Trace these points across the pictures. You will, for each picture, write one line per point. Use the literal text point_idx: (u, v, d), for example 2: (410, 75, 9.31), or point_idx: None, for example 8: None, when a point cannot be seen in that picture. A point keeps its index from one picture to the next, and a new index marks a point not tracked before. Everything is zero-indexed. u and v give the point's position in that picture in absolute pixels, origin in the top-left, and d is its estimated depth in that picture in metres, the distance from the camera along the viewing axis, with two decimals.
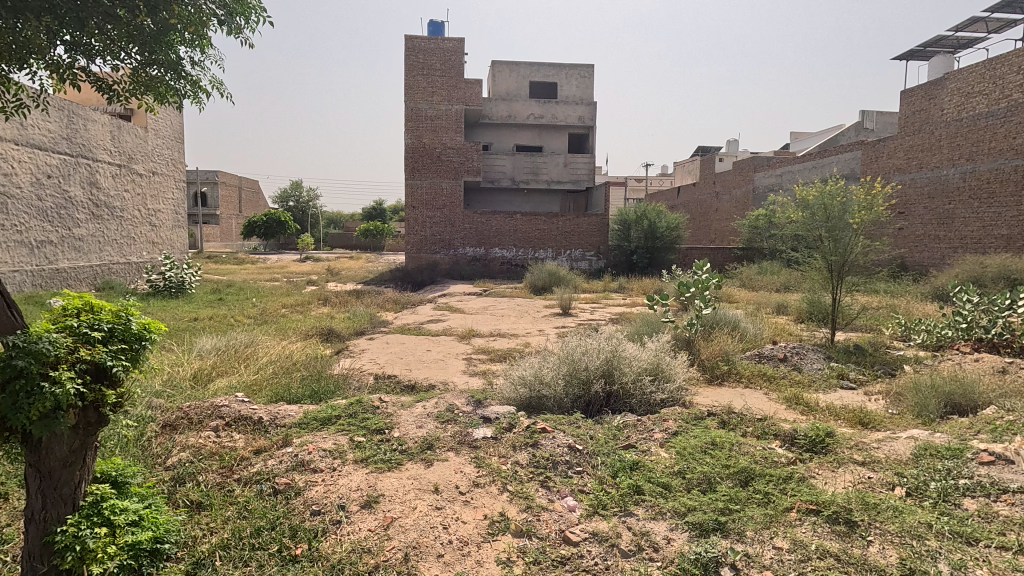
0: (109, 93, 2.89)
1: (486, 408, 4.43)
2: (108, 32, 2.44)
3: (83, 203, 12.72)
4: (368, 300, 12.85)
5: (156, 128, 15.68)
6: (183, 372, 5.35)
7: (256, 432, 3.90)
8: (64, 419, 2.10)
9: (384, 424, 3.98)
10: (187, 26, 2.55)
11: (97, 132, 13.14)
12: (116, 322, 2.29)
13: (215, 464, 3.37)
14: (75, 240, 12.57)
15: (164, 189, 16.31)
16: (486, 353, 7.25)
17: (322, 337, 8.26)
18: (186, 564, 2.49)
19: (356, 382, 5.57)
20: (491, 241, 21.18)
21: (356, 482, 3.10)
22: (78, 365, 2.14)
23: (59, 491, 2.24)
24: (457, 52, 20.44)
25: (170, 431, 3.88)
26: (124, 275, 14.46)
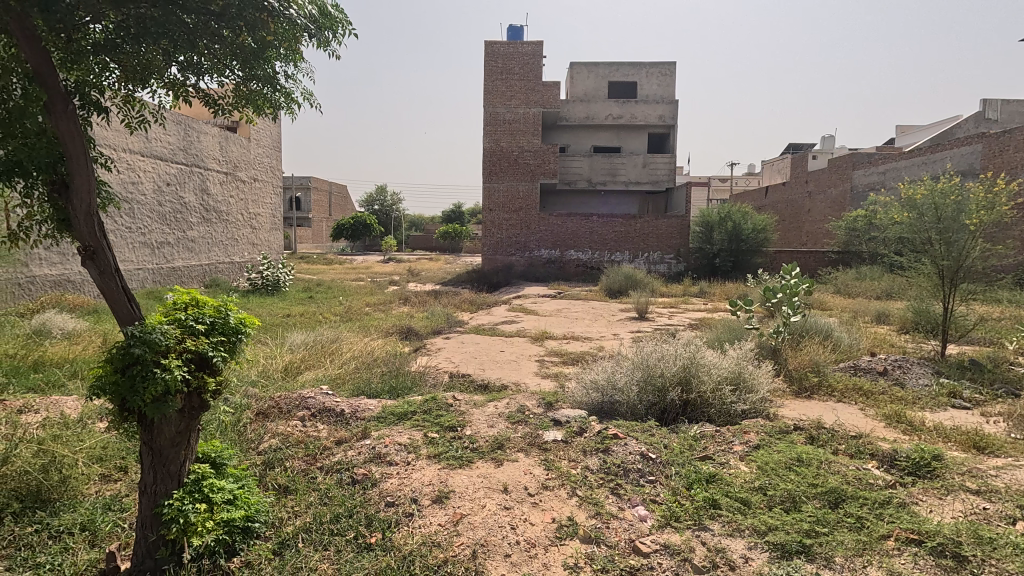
0: (216, 106, 3.14)
1: (557, 410, 4.42)
2: (216, 52, 2.66)
3: (195, 208, 14.06)
4: (445, 301, 13.21)
5: (257, 138, 17.02)
6: (276, 365, 5.75)
7: (338, 423, 4.14)
8: (171, 403, 2.32)
9: (456, 421, 4.07)
10: (285, 43, 2.75)
11: (208, 144, 14.46)
12: (217, 317, 2.52)
13: (301, 452, 3.60)
14: (189, 241, 13.92)
15: (264, 194, 17.66)
16: (560, 356, 7.22)
17: (401, 335, 8.59)
18: (273, 544, 2.67)
19: (431, 379, 5.76)
20: (567, 243, 21.11)
21: (428, 477, 3.19)
22: (184, 354, 2.36)
23: (168, 468, 2.48)
24: (535, 55, 20.57)
25: (263, 418, 4.19)
26: (228, 274, 15.80)
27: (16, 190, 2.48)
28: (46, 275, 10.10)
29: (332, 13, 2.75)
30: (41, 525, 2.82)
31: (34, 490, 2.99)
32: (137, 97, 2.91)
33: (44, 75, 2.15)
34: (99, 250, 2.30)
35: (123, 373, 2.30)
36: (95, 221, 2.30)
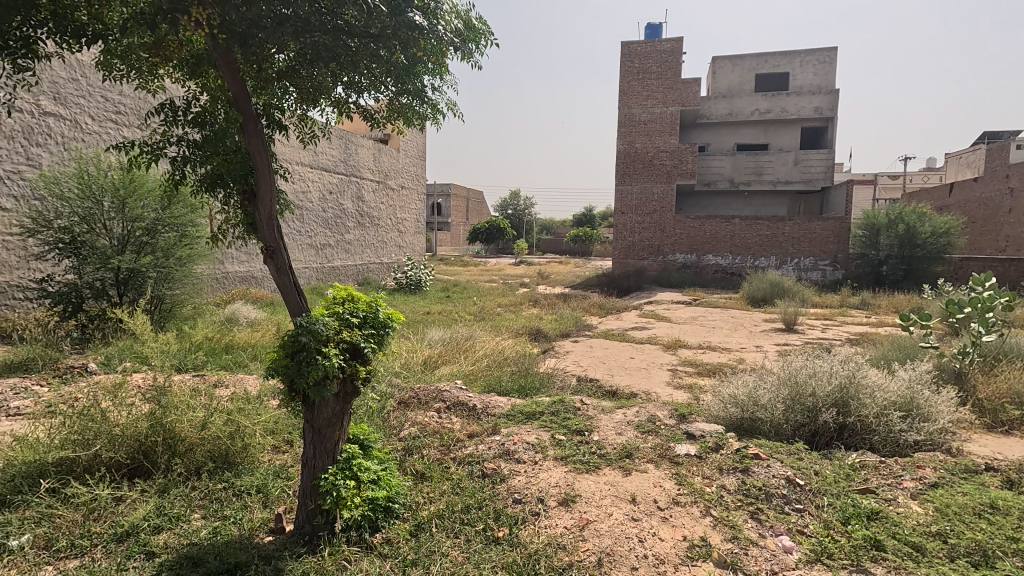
0: (373, 120, 3.44)
1: (691, 423, 4.19)
2: (374, 71, 2.89)
3: (352, 213, 15.64)
4: (574, 304, 13.23)
5: (405, 149, 18.48)
6: (416, 358, 6.19)
7: (470, 417, 4.34)
8: (329, 387, 2.60)
9: (584, 425, 4.05)
10: (433, 58, 2.92)
11: (364, 155, 16.02)
12: (369, 311, 2.78)
13: (436, 441, 3.82)
14: (346, 243, 15.52)
15: (409, 201, 19.12)
16: (694, 366, 6.86)
17: (531, 336, 8.77)
18: (411, 525, 2.87)
19: (560, 381, 5.79)
20: (704, 248, 20.01)
21: (555, 478, 3.21)
22: (341, 344, 2.64)
23: (324, 445, 2.77)
24: (675, 51, 19.80)
25: (404, 406, 4.53)
26: (377, 273, 17.36)
27: (218, 200, 2.92)
28: (236, 271, 11.92)
29: (476, 26, 2.91)
30: (229, 483, 3.33)
31: (224, 452, 3.53)
32: (309, 115, 3.29)
33: (241, 101, 2.49)
34: (277, 249, 2.64)
35: (292, 358, 2.62)
36: (275, 225, 2.64)
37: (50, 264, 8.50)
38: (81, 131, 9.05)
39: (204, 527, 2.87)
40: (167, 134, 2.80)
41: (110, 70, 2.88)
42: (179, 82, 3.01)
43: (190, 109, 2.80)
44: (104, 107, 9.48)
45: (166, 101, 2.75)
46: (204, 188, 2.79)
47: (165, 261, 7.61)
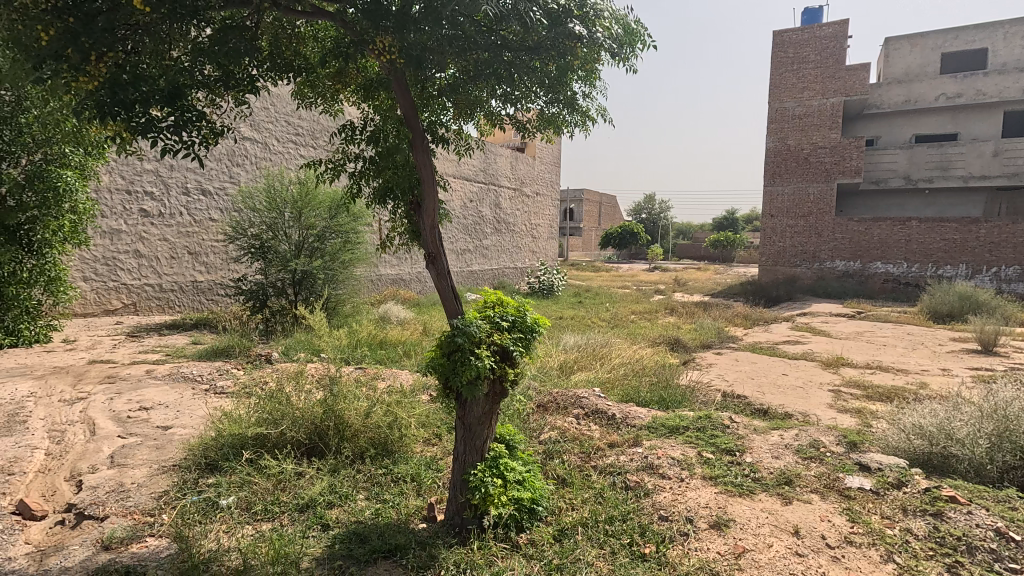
0: (524, 129, 3.54)
1: (863, 453, 3.71)
2: (530, 81, 2.97)
3: (489, 220, 16.31)
4: (716, 313, 12.45)
5: (541, 156, 18.87)
6: (553, 363, 6.26)
7: (610, 426, 4.27)
8: (480, 387, 2.72)
9: (734, 445, 3.78)
10: (589, 64, 2.93)
11: (502, 164, 16.65)
12: (517, 316, 2.87)
13: (576, 448, 3.82)
14: (484, 248, 16.23)
15: (544, 207, 19.47)
16: (862, 388, 6.08)
17: (669, 346, 8.42)
18: (554, 529, 2.89)
19: (703, 396, 5.48)
20: (871, 255, 17.74)
21: (705, 499, 3.04)
22: (492, 347, 2.75)
23: (474, 442, 2.90)
24: (838, 36, 17.85)
25: (543, 410, 4.59)
26: (512, 277, 17.89)
27: (387, 211, 3.20)
28: (388, 274, 13.05)
29: (634, 29, 2.87)
30: (388, 470, 3.62)
31: (383, 440, 3.86)
32: (465, 129, 3.48)
33: (410, 119, 2.70)
34: (437, 255, 2.81)
35: (447, 357, 2.77)
36: (437, 232, 2.83)
37: (244, 266, 10.01)
38: (270, 152, 10.54)
39: (367, 508, 3.16)
40: (347, 152, 3.12)
41: (303, 99, 3.30)
42: (355, 105, 3.35)
43: (365, 129, 3.10)
44: (287, 130, 10.91)
45: (347, 123, 3.07)
46: (376, 199, 3.07)
47: (332, 264, 8.54)
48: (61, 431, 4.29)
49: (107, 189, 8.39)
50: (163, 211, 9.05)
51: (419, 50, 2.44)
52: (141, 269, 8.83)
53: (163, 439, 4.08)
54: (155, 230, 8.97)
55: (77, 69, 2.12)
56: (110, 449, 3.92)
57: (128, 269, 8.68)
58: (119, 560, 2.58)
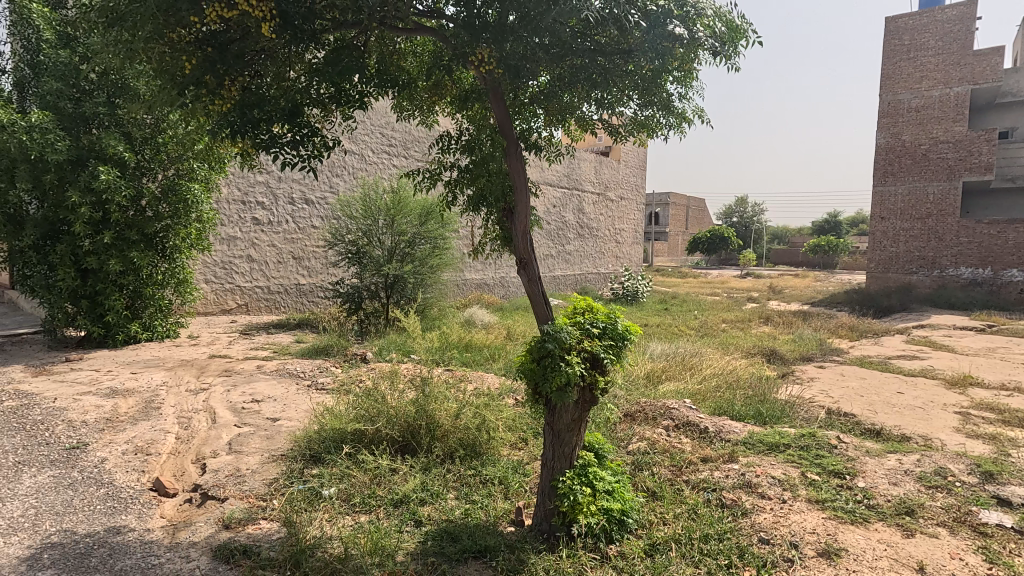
0: (617, 134, 3.49)
1: (1001, 486, 3.29)
2: (624, 85, 2.93)
3: (572, 225, 16.25)
4: (817, 323, 11.59)
5: (626, 160, 18.55)
6: (639, 372, 6.10)
7: (702, 439, 4.09)
8: (570, 394, 2.71)
9: (844, 467, 3.49)
10: (687, 65, 2.84)
11: (586, 169, 16.54)
12: (608, 323, 2.84)
13: (667, 460, 3.69)
14: (567, 253, 16.18)
15: (628, 212, 19.10)
16: (996, 411, 5.40)
17: (764, 357, 7.94)
18: (645, 543, 2.81)
19: (805, 412, 5.11)
20: (1005, 261, 15.78)
21: (811, 524, 2.83)
22: (582, 354, 2.73)
23: (563, 449, 2.89)
24: (964, 18, 16.08)
25: (631, 420, 4.48)
26: (595, 283, 17.69)
27: (479, 217, 3.28)
28: (472, 278, 13.36)
29: (737, 25, 2.76)
30: (476, 471, 3.69)
31: (472, 442, 3.94)
32: (556, 136, 3.49)
33: (504, 128, 2.76)
34: (529, 261, 2.84)
35: (538, 363, 2.78)
36: (528, 239, 2.85)
37: (341, 270, 10.65)
38: (365, 162, 11.13)
39: (458, 507, 3.23)
40: (442, 161, 3.23)
41: (402, 113, 3.46)
42: (450, 116, 3.46)
43: (461, 138, 3.20)
44: (382, 142, 11.46)
45: (443, 134, 3.18)
46: (470, 207, 3.15)
47: (421, 269, 8.87)
48: (188, 418, 4.78)
49: (226, 200, 9.26)
50: (272, 220, 9.83)
51: (517, 59, 2.48)
52: (253, 272, 9.65)
53: (272, 430, 4.42)
54: (265, 237, 9.76)
55: (213, 94, 2.36)
56: (228, 436, 4.30)
57: (242, 272, 9.52)
58: (238, 539, 2.82)
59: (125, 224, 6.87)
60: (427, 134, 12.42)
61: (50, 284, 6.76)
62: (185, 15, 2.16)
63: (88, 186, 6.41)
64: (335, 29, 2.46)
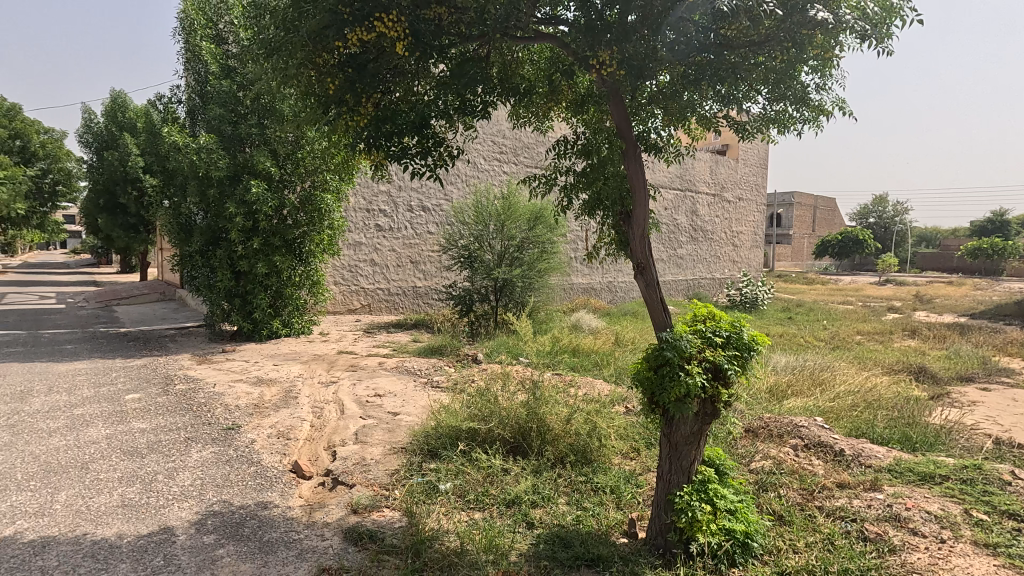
0: (743, 131, 3.29)
1: None
2: (753, 78, 2.76)
3: (685, 228, 15.60)
4: (978, 338, 10.05)
5: (745, 158, 17.45)
6: (761, 385, 5.69)
7: (837, 463, 3.71)
8: (690, 405, 2.58)
9: (1020, 508, 2.98)
10: (827, 52, 2.61)
11: (700, 170, 15.81)
12: (732, 331, 2.68)
13: (796, 483, 3.40)
14: (678, 257, 15.57)
15: (747, 213, 17.94)
16: None
17: (911, 375, 7.04)
18: (772, 571, 2.60)
19: (966, 440, 4.44)
20: None
21: (979, 571, 2.45)
22: (703, 363, 2.59)
23: (681, 463, 2.78)
24: None
25: (754, 436, 4.18)
26: (709, 289, 16.82)
27: (594, 221, 3.25)
28: (579, 282, 13.33)
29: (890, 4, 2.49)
30: (587, 478, 3.65)
31: (583, 448, 3.90)
32: (676, 136, 3.37)
33: (623, 130, 2.71)
34: (647, 266, 2.76)
35: (655, 371, 2.69)
36: (647, 242, 2.77)
37: (454, 274, 11.10)
38: (477, 170, 11.52)
39: (568, 513, 3.22)
40: (558, 166, 3.25)
41: (519, 120, 3.53)
42: (566, 121, 3.47)
43: (577, 143, 3.20)
44: (493, 149, 11.78)
45: (560, 139, 3.21)
46: (585, 211, 3.13)
47: (529, 273, 8.99)
48: (320, 408, 5.25)
49: (353, 209, 10.06)
50: (393, 226, 10.51)
51: (640, 59, 2.44)
52: (375, 275, 10.38)
53: (393, 424, 4.70)
54: (386, 243, 10.46)
55: (352, 111, 2.57)
56: (354, 427, 4.65)
57: (366, 275, 10.28)
58: (364, 524, 3.04)
59: (271, 231, 7.72)
60: (537, 140, 12.58)
61: (211, 284, 7.77)
62: (331, 40, 2.37)
63: (242, 198, 7.29)
64: (460, 43, 2.59)
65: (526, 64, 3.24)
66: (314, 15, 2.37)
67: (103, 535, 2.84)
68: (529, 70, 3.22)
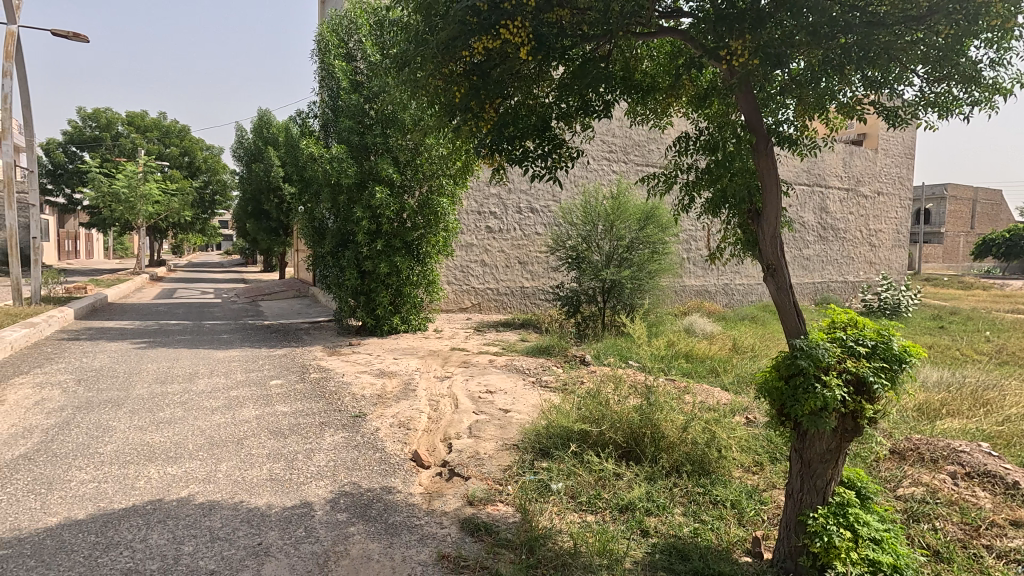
0: (893, 119, 2.97)
1: None
2: (909, 58, 2.48)
3: (813, 226, 14.35)
4: None
5: (886, 148, 15.66)
6: (907, 402, 5.06)
7: (1009, 497, 3.19)
8: (827, 420, 2.35)
9: None
10: (1004, 21, 2.29)
11: (832, 162, 14.45)
12: (878, 340, 2.42)
13: (956, 515, 2.98)
14: (804, 258, 14.36)
15: (889, 209, 16.08)
16: None
17: None
18: None
19: None
20: None
21: None
22: (844, 374, 2.36)
23: (816, 481, 2.56)
24: None
25: (900, 459, 3.74)
26: (841, 293, 15.30)
27: (717, 220, 3.09)
28: (691, 284, 12.76)
29: None
30: (705, 489, 3.48)
31: (700, 459, 3.74)
32: (811, 127, 3.11)
33: (754, 124, 2.55)
34: (778, 267, 2.57)
35: (786, 382, 2.48)
36: (779, 242, 2.58)
37: (562, 274, 11.12)
38: (587, 170, 11.46)
39: (686, 524, 3.09)
40: (679, 163, 3.13)
41: (636, 120, 3.45)
42: (687, 117, 3.34)
43: (700, 139, 3.06)
44: (603, 148, 11.64)
45: (681, 135, 3.09)
46: (708, 209, 2.98)
47: (639, 274, 8.75)
48: (436, 401, 5.52)
49: (465, 211, 10.45)
50: (503, 228, 10.76)
51: (778, 46, 2.29)
52: (486, 275, 10.70)
53: (505, 420, 4.82)
54: (496, 244, 10.73)
55: (477, 117, 2.67)
56: (468, 421, 4.83)
57: (477, 275, 10.64)
58: (480, 516, 3.14)
59: (392, 234, 8.25)
60: (648, 136, 12.22)
61: (340, 282, 8.46)
62: (458, 50, 2.48)
63: (368, 204, 7.88)
64: (582, 44, 2.60)
65: (646, 61, 3.19)
66: (445, 27, 2.49)
67: (255, 504, 3.21)
68: (648, 67, 3.16)
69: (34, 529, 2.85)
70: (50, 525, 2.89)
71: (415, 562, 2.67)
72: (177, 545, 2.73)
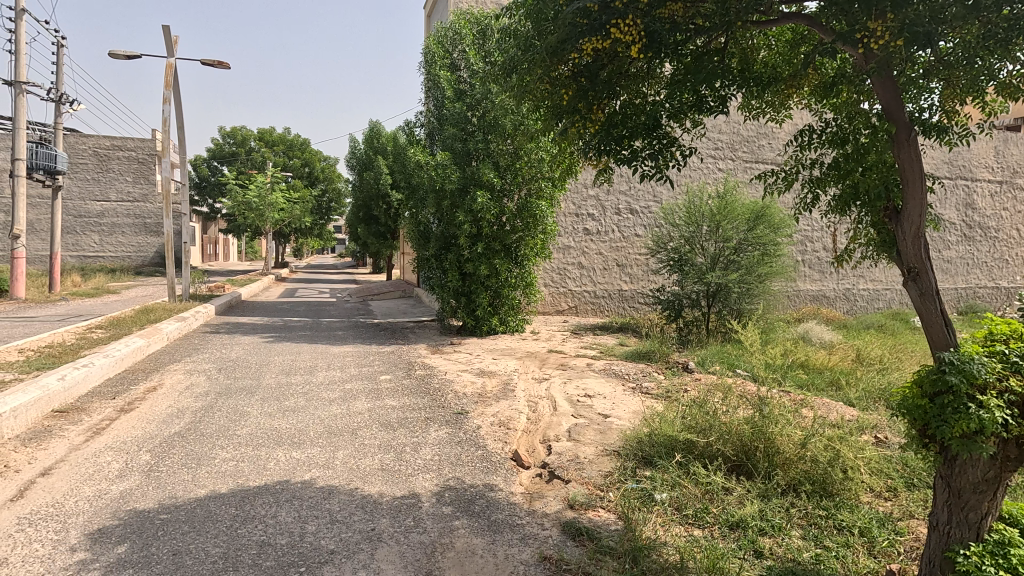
0: None
1: None
2: None
3: (956, 225, 12.72)
4: None
5: None
6: None
7: None
8: (984, 446, 2.05)
9: None
10: None
11: (981, 152, 12.74)
12: None
13: None
14: (944, 261, 12.76)
15: None
16: None
17: None
18: None
19: None
20: None
21: None
22: (1006, 395, 2.05)
23: (967, 515, 2.25)
24: None
25: None
26: (992, 300, 13.40)
27: (847, 219, 2.82)
28: (807, 289, 11.81)
29: None
30: (828, 513, 3.20)
31: (821, 479, 3.44)
32: (963, 114, 2.75)
33: (893, 111, 2.29)
34: (922, 271, 2.30)
35: (931, 401, 2.20)
36: (923, 243, 2.31)
37: (662, 277, 10.76)
38: (690, 169, 11.02)
39: (806, 549, 2.86)
40: (800, 159, 2.90)
41: (750, 115, 3.26)
42: (809, 108, 3.10)
43: (826, 132, 2.83)
44: (709, 146, 11.12)
45: (804, 128, 2.86)
46: (836, 207, 2.74)
47: (748, 278, 8.24)
48: (535, 402, 5.55)
49: (564, 213, 10.47)
50: (601, 230, 10.64)
51: (926, 24, 2.04)
52: (583, 277, 10.63)
53: (604, 425, 4.75)
54: (594, 245, 10.63)
55: (584, 118, 2.68)
56: (567, 424, 4.81)
57: (574, 277, 10.60)
58: (581, 521, 3.12)
59: (492, 237, 8.45)
60: (759, 132, 11.49)
61: (443, 284, 8.79)
62: (567, 52, 2.48)
63: (470, 208, 8.11)
64: (695, 37, 2.48)
65: (762, 50, 3.02)
66: (554, 31, 2.51)
67: (369, 492, 3.42)
68: (766, 57, 2.99)
69: (187, 498, 3.25)
70: (200, 496, 3.28)
71: (518, 561, 2.71)
72: (302, 524, 2.98)
